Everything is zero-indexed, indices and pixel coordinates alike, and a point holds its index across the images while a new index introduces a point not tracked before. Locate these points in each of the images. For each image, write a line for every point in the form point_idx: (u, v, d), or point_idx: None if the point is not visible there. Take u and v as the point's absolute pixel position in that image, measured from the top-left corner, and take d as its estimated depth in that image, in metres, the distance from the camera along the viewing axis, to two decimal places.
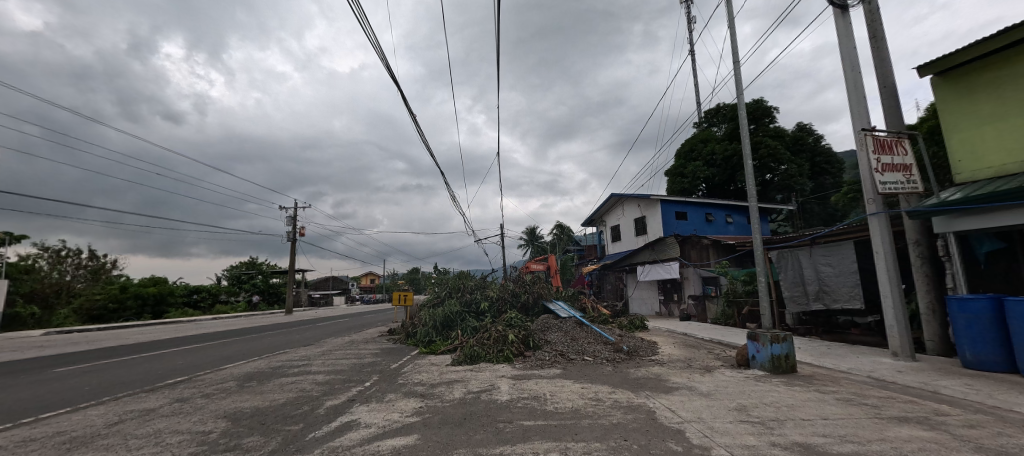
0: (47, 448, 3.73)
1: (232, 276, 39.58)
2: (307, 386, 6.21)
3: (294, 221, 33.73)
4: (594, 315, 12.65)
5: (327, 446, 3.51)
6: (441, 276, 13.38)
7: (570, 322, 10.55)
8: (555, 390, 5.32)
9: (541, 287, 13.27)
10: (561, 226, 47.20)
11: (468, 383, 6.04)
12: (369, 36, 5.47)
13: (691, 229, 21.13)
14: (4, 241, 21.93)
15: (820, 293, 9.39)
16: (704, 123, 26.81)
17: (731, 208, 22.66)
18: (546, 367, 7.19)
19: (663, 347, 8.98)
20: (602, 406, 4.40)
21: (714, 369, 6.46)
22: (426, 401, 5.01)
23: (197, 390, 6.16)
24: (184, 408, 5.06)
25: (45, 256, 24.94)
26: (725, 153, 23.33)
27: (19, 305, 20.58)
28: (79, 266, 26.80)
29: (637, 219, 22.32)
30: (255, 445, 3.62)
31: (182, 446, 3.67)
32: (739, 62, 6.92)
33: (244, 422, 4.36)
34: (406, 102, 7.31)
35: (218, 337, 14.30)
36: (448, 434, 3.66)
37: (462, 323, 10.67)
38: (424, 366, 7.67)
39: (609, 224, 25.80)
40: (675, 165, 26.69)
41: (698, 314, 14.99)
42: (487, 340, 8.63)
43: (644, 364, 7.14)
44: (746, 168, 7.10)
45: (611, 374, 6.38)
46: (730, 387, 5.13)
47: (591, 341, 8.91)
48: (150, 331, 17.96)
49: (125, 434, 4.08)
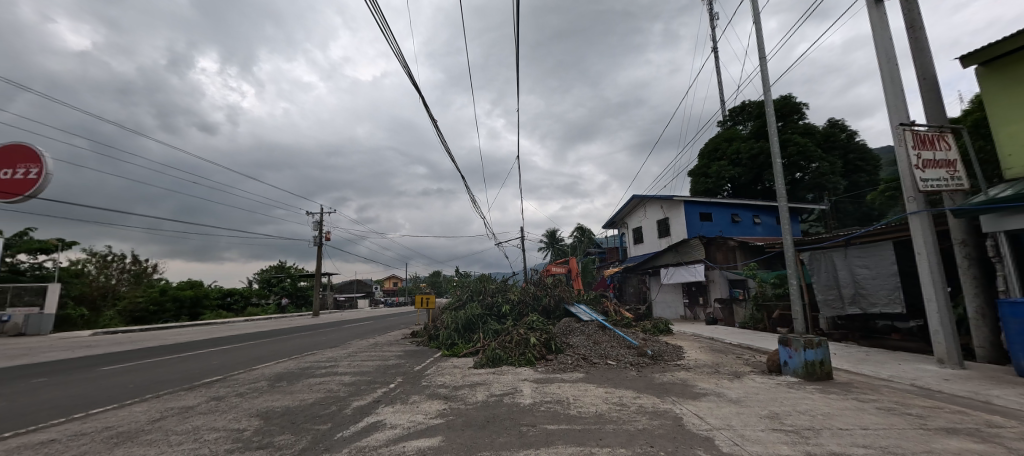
0: (97, 441, 3.96)
1: (262, 279, 41.13)
2: (334, 387, 6.37)
3: (320, 226, 34.80)
4: (617, 319, 12.48)
5: (355, 445, 3.59)
6: (462, 279, 13.50)
7: (593, 325, 10.44)
8: (578, 394, 5.27)
9: (562, 290, 13.20)
10: (581, 229, 46.90)
11: (491, 386, 6.06)
12: (391, 44, 5.61)
13: (716, 231, 20.58)
14: (56, 247, 23.47)
15: (856, 296, 8.97)
16: (728, 121, 26.14)
17: (759, 208, 21.94)
18: (569, 371, 7.15)
19: (689, 351, 8.77)
20: (627, 411, 4.33)
21: (744, 375, 6.27)
22: (450, 403, 5.04)
23: (231, 389, 6.41)
24: (220, 406, 5.28)
25: (93, 261, 26.50)
26: (751, 152, 22.50)
27: (70, 307, 21.98)
28: (123, 270, 28.42)
29: (659, 220, 21.91)
30: (286, 443, 3.74)
31: (218, 443, 3.82)
32: (765, 58, 6.71)
33: (275, 421, 4.51)
34: (428, 107, 7.47)
35: (250, 338, 14.86)
36: (472, 436, 3.68)
37: (484, 326, 10.72)
38: (447, 369, 7.75)
39: (630, 225, 25.44)
40: (698, 165, 26.12)
41: (725, 318, 14.58)
42: (509, 343, 8.65)
43: (670, 369, 6.99)
44: (775, 168, 6.84)
45: (636, 378, 6.28)
46: (761, 394, 4.96)
47: (614, 345, 8.78)
48: (187, 332, 18.85)
49: (166, 430, 4.29)
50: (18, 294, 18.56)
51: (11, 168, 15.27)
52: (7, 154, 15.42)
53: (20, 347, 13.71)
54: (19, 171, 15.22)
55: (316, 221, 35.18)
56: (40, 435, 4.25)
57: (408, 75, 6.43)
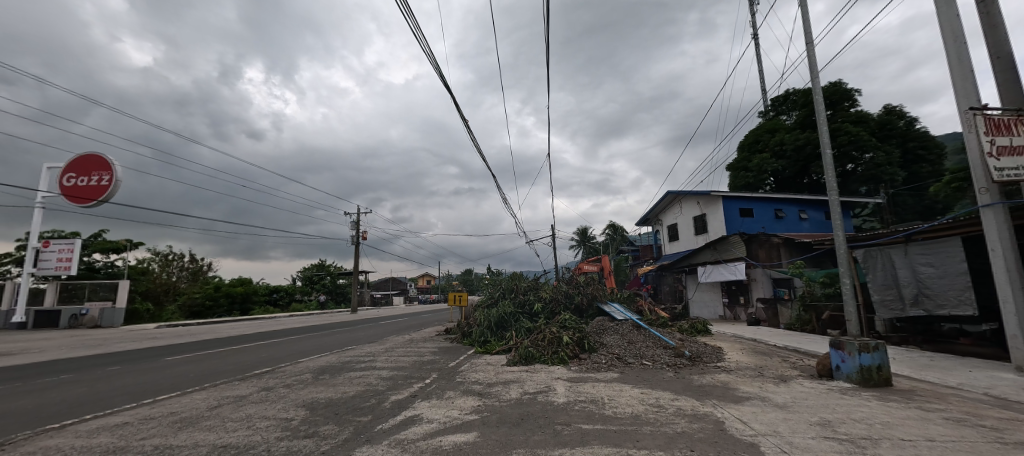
0: (164, 425, 4.33)
1: (305, 277, 43.30)
2: (373, 381, 6.62)
3: (357, 226, 36.14)
4: (652, 318, 12.18)
5: (394, 438, 3.70)
6: (494, 277, 13.60)
7: (627, 324, 10.22)
8: (613, 394, 5.19)
9: (595, 288, 13.03)
10: (614, 226, 46.03)
11: (525, 384, 6.08)
12: (423, 46, 5.73)
13: (758, 227, 19.61)
14: (126, 246, 25.74)
15: (919, 297, 8.27)
16: (771, 111, 24.79)
17: (805, 202, 20.70)
18: (602, 370, 7.05)
19: (730, 353, 8.40)
20: (664, 413, 4.22)
21: (791, 379, 5.93)
22: (484, 400, 5.11)
23: (279, 380, 6.79)
24: (269, 396, 5.61)
25: (156, 260, 28.78)
26: (797, 143, 21.21)
27: (137, 302, 24.02)
28: (183, 268, 30.74)
29: (696, 217, 21.12)
30: (330, 433, 3.93)
31: (269, 430, 4.06)
32: (813, 43, 6.31)
33: (319, 411, 4.74)
34: (459, 107, 7.56)
35: (294, 333, 15.64)
36: (506, 433, 3.71)
37: (516, 324, 10.77)
38: (481, 365, 7.86)
39: (665, 222, 24.70)
40: (738, 158, 24.95)
41: (768, 319, 13.86)
42: (542, 342, 8.63)
43: (710, 371, 6.71)
44: (824, 159, 6.41)
45: (673, 380, 6.08)
46: (810, 399, 4.68)
47: (649, 345, 8.55)
48: (238, 326, 20.07)
49: (223, 416, 4.62)
50: (94, 290, 20.54)
51: (87, 176, 16.87)
52: (82, 163, 17.00)
53: (96, 338, 15.15)
54: (93, 178, 16.79)
55: (353, 221, 36.55)
56: (117, 418, 4.70)
57: (439, 75, 6.54)
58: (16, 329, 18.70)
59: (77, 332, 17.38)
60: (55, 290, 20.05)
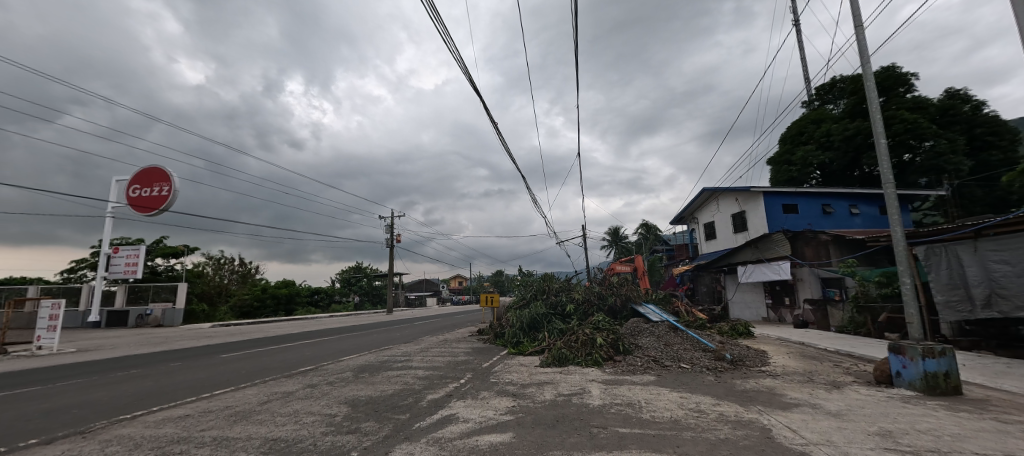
0: (221, 418, 4.64)
1: (343, 279, 45.11)
2: (410, 380, 6.79)
3: (391, 229, 37.22)
4: (689, 319, 11.82)
5: (432, 436, 3.79)
6: (526, 277, 13.58)
7: (663, 326, 9.91)
8: (650, 398, 5.07)
9: (629, 288, 12.75)
10: (647, 226, 44.97)
11: (558, 386, 6.04)
12: (452, 49, 5.83)
13: (804, 224, 18.52)
14: (184, 251, 27.75)
15: (992, 298, 7.54)
16: (816, 101, 23.35)
17: (856, 196, 19.37)
18: (638, 373, 6.89)
19: (776, 357, 7.97)
20: (705, 419, 4.07)
21: (844, 385, 5.55)
22: (519, 401, 5.13)
23: (322, 377, 7.09)
24: (314, 393, 5.87)
25: (210, 263, 30.79)
26: (845, 133, 19.88)
27: (194, 303, 25.86)
28: (234, 271, 32.70)
29: (735, 214, 20.24)
30: (371, 429, 4.08)
31: (315, 426, 4.26)
32: (863, 26, 5.90)
33: (361, 408, 4.92)
34: (489, 109, 7.65)
35: (334, 333, 16.28)
36: (542, 434, 3.70)
37: (549, 325, 10.72)
38: (514, 366, 7.88)
39: (701, 220, 23.80)
40: (780, 152, 23.70)
41: (817, 322, 13.01)
42: (575, 343, 8.53)
43: (753, 375, 6.41)
44: (878, 149, 5.97)
45: (714, 384, 5.85)
46: (868, 407, 4.37)
47: (687, 348, 8.28)
48: (283, 326, 21.14)
49: (273, 411, 4.89)
50: (157, 292, 22.31)
51: (149, 187, 18.36)
52: (145, 175, 18.51)
53: (160, 336, 16.41)
54: (155, 188, 18.25)
55: (387, 224, 37.72)
56: (179, 410, 5.08)
57: (468, 79, 6.64)
58: (92, 328, 20.59)
59: (143, 331, 18.92)
60: (124, 292, 21.98)
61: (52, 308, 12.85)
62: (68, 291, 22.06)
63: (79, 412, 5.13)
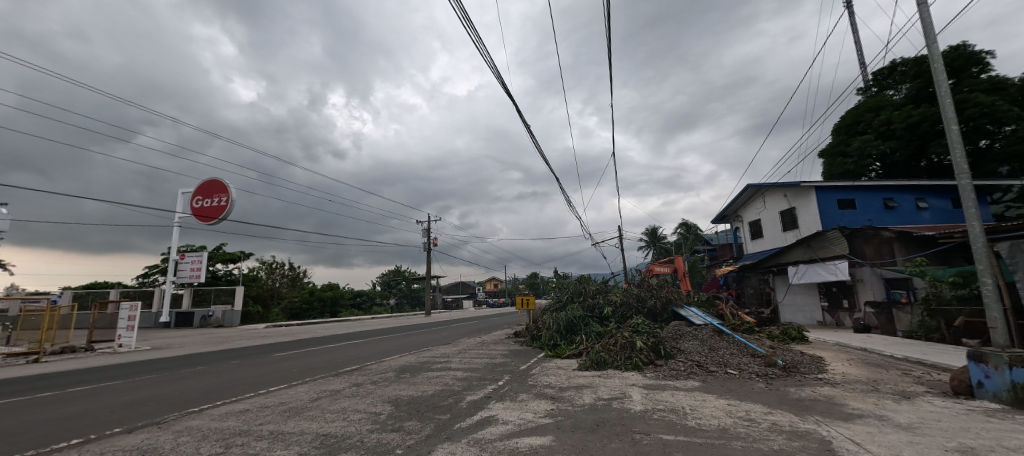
0: (277, 413, 4.95)
1: (383, 282, 46.68)
2: (450, 381, 6.92)
3: (428, 233, 38.22)
4: (735, 323, 11.27)
5: (473, 437, 3.85)
6: (561, 280, 13.45)
7: (707, 329, 9.48)
8: (695, 404, 4.89)
9: (670, 291, 12.30)
10: (687, 225, 43.44)
11: (597, 390, 5.93)
12: (484, 55, 5.95)
13: (863, 220, 17.16)
14: (240, 257, 29.82)
15: None
16: (874, 87, 21.64)
17: (923, 189, 17.72)
18: (681, 378, 6.64)
19: (834, 364, 7.42)
20: (756, 428, 3.87)
21: (916, 396, 5.07)
22: (557, 404, 5.10)
23: (366, 377, 7.37)
24: (359, 391, 6.12)
25: (262, 268, 32.76)
26: (909, 121, 18.23)
27: (249, 305, 27.69)
28: (285, 275, 34.69)
29: (784, 211, 19.07)
30: (414, 428, 4.20)
31: (361, 423, 4.44)
32: (927, 3, 5.41)
33: (403, 408, 5.07)
34: (520, 111, 7.68)
35: (375, 334, 16.88)
36: (582, 439, 3.66)
37: (586, 328, 10.55)
38: (552, 369, 7.84)
39: (746, 219, 22.63)
40: (833, 143, 22.12)
41: (881, 326, 11.99)
42: (614, 347, 8.35)
43: (809, 383, 6.00)
44: (949, 136, 5.45)
45: (764, 392, 5.53)
46: (945, 421, 3.97)
47: (734, 352, 7.88)
48: (328, 327, 22.13)
49: (323, 408, 5.14)
50: (218, 295, 24.11)
51: (209, 197, 19.92)
52: (207, 187, 20.09)
53: (221, 336, 17.72)
54: (215, 199, 19.77)
55: (423, 227, 38.72)
56: (240, 404, 5.46)
57: (501, 83, 6.73)
58: (163, 328, 22.54)
59: (206, 331, 20.42)
60: (190, 295, 23.95)
61: (131, 309, 14.26)
62: (143, 295, 24.31)
63: (156, 404, 5.66)
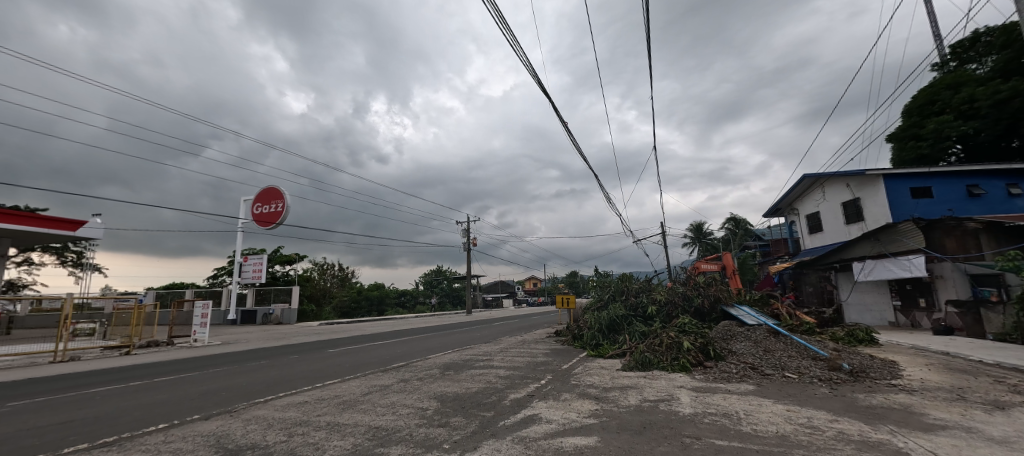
0: (333, 405, 5.25)
1: (426, 281, 48.13)
2: (492, 379, 7.01)
3: (467, 233, 38.91)
4: (792, 323, 10.54)
5: (517, 435, 3.87)
6: (602, 278, 13.18)
7: (761, 330, 8.94)
8: (749, 409, 4.63)
9: (718, 289, 11.69)
10: (735, 220, 41.17)
11: (643, 391, 5.78)
12: (519, 54, 6.00)
13: (941, 210, 15.48)
14: (295, 258, 31.85)
15: None
16: (952, 61, 19.43)
17: (1016, 173, 15.69)
18: (734, 381, 6.31)
19: (911, 369, 6.73)
20: (820, 436, 3.60)
21: (1012, 407, 4.50)
22: (602, 404, 5.02)
23: (412, 373, 7.63)
24: (406, 387, 6.35)
25: (315, 269, 34.77)
26: (996, 97, 16.20)
27: (304, 304, 29.50)
28: (335, 275, 36.66)
29: (847, 202, 17.60)
30: (460, 424, 4.30)
31: (409, 417, 4.61)
32: None
33: (449, 404, 5.21)
34: (556, 108, 7.65)
35: (419, 332, 17.43)
36: (628, 440, 3.59)
37: (629, 327, 10.30)
38: (594, 369, 7.74)
39: (802, 211, 21.09)
40: (903, 126, 20.12)
41: (966, 328, 10.76)
42: (659, 347, 8.09)
43: (882, 390, 5.48)
44: None
45: (828, 398, 5.14)
46: None
47: (793, 355, 7.37)
48: (376, 325, 23.12)
49: (374, 402, 5.39)
50: (276, 294, 25.90)
51: (268, 204, 21.45)
52: (265, 194, 21.65)
53: (280, 333, 19.02)
54: (272, 205, 21.25)
55: (463, 227, 39.44)
56: (299, 396, 5.85)
57: (536, 80, 6.74)
58: (231, 324, 24.57)
59: (267, 328, 22.00)
60: (253, 294, 25.92)
61: (204, 307, 15.69)
62: (213, 294, 26.61)
63: (228, 394, 6.19)
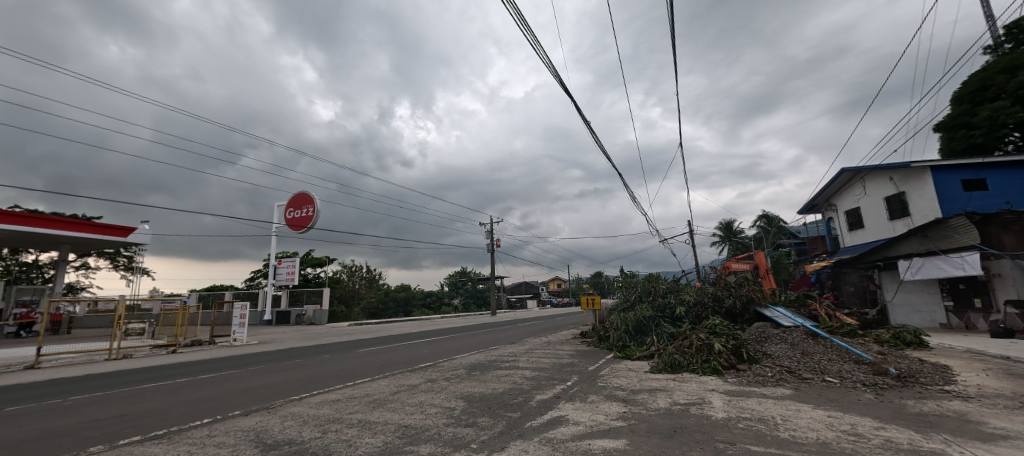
0: (364, 404, 5.39)
1: (450, 283, 48.74)
2: (518, 379, 7.02)
3: (491, 234, 39.18)
4: (832, 325, 10.02)
5: (545, 435, 3.87)
6: (628, 279, 12.96)
7: (798, 332, 8.56)
8: (787, 414, 4.44)
9: (750, 290, 11.26)
10: (768, 217, 39.60)
11: (673, 394, 5.64)
12: (540, 54, 6.01)
13: (997, 203, 14.43)
14: (326, 261, 32.93)
15: None
16: (1007, 43, 18.05)
17: None
18: (769, 385, 6.06)
19: (966, 375, 6.28)
20: (865, 444, 3.41)
21: None
22: (630, 407, 4.94)
23: (439, 373, 7.74)
24: (434, 387, 6.45)
25: (344, 271, 35.84)
26: None
27: (334, 305, 30.42)
28: (363, 277, 37.63)
29: (890, 197, 16.64)
30: (487, 424, 4.33)
31: (437, 417, 4.69)
32: None
33: (476, 404, 5.25)
34: (578, 107, 7.58)
35: (444, 333, 17.63)
36: (658, 444, 3.51)
37: (657, 328, 10.08)
38: (622, 371, 7.61)
39: (841, 207, 20.05)
40: (952, 114, 18.83)
41: None
42: (689, 349, 7.87)
43: (933, 396, 5.14)
44: None
45: (873, 404, 4.86)
46: None
47: (833, 359, 7.02)
48: (402, 326, 23.53)
49: (403, 401, 5.50)
50: (308, 295, 26.88)
51: (299, 208, 22.30)
52: (297, 199, 22.51)
53: (311, 333, 19.66)
54: (304, 210, 22.07)
55: (486, 229, 39.70)
56: (332, 394, 6.06)
57: (558, 80, 6.72)
58: (267, 325, 25.63)
59: (300, 328, 22.82)
60: (286, 296, 26.96)
61: (242, 308, 16.44)
62: (250, 296, 27.85)
63: (265, 391, 6.48)
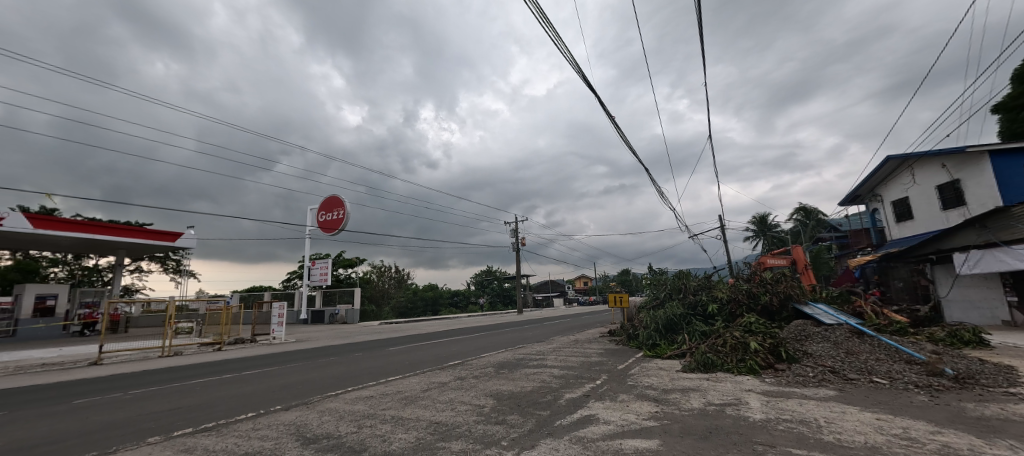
0: (395, 400, 5.53)
1: (477, 282, 49.15)
2: (547, 378, 7.01)
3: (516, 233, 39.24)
4: (879, 323, 9.46)
5: (574, 435, 3.84)
6: (657, 276, 12.66)
7: (841, 330, 8.12)
8: (831, 416, 4.23)
9: (788, 286, 10.76)
10: (806, 210, 37.65)
11: (707, 394, 5.48)
12: (563, 52, 5.95)
13: None
14: (356, 262, 33.90)
15: None
16: None
17: None
18: (811, 386, 5.79)
19: None
20: (918, 449, 3.20)
21: None
22: (662, 406, 4.83)
23: (468, 371, 7.83)
24: (463, 384, 6.55)
25: (373, 271, 36.83)
26: None
27: (365, 304, 31.31)
28: (392, 277, 38.51)
29: (943, 185, 15.50)
30: (517, 422, 4.36)
31: (467, 414, 4.75)
32: None
33: (505, 402, 5.29)
34: (602, 102, 7.47)
35: (472, 331, 17.81)
36: (692, 445, 3.42)
37: (688, 327, 9.81)
38: (653, 370, 7.46)
39: (887, 198, 18.84)
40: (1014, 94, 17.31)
41: None
42: (723, 347, 7.62)
43: (997, 399, 4.76)
44: None
45: (928, 407, 4.55)
46: None
47: (882, 358, 6.61)
48: (430, 325, 23.94)
49: (434, 398, 5.60)
50: (341, 295, 27.79)
51: (330, 211, 23.06)
52: (328, 203, 23.30)
53: (344, 332, 20.31)
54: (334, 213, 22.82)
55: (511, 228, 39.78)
56: (365, 391, 6.24)
57: (581, 77, 6.63)
58: (303, 324, 26.68)
59: (334, 327, 23.62)
60: (320, 296, 27.96)
61: (280, 308, 17.19)
62: (286, 296, 29.05)
63: (302, 388, 6.74)
